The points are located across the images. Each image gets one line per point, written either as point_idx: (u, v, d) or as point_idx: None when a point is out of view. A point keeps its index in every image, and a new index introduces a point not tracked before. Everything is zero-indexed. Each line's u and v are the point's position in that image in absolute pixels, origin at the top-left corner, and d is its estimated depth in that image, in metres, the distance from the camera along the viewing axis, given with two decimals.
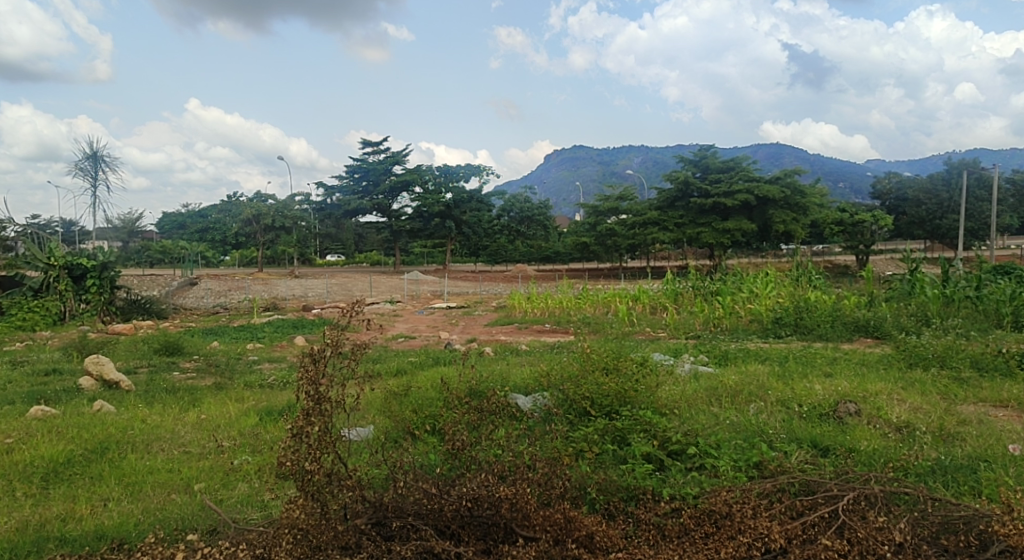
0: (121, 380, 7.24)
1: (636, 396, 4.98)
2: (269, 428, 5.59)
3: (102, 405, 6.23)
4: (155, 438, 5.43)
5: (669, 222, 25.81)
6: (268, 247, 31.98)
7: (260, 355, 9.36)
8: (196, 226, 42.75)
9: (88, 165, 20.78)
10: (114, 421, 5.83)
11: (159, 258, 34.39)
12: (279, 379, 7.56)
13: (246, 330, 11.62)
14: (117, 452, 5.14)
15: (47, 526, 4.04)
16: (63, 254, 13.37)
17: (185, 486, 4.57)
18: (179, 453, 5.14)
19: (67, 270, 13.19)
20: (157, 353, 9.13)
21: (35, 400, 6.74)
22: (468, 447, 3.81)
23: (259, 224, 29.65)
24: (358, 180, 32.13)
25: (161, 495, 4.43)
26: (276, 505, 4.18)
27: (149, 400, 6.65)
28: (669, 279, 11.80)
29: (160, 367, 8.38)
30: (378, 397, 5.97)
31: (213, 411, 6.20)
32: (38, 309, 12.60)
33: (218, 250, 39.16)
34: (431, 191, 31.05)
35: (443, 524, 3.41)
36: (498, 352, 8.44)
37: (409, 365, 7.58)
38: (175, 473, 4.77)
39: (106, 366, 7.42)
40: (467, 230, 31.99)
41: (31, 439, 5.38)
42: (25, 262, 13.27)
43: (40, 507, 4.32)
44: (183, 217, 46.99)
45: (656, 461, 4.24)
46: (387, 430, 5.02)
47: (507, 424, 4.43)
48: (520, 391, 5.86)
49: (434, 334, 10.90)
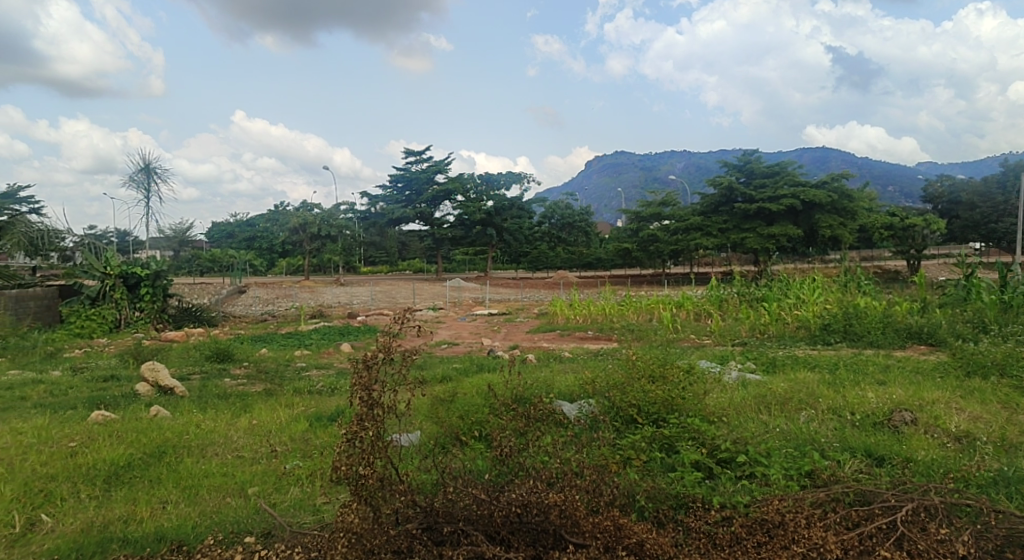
0: (175, 386, 7.46)
1: (683, 404, 4.92)
2: (319, 434, 5.72)
3: (158, 410, 6.46)
4: (210, 442, 5.59)
5: (712, 228, 25.64)
6: (314, 256, 32.62)
7: (308, 361, 9.55)
8: (245, 235, 43.66)
9: (142, 177, 21.41)
10: (171, 427, 6.00)
11: (210, 266, 35.42)
12: (328, 385, 7.70)
13: (293, 337, 11.87)
14: (175, 456, 5.30)
15: (112, 528, 4.18)
16: (119, 263, 13.84)
17: (239, 490, 4.70)
18: (232, 458, 5.28)
19: (122, 279, 13.59)
20: (209, 360, 9.40)
21: (95, 405, 7.00)
22: (515, 454, 3.88)
23: (306, 233, 30.13)
24: (402, 189, 32.69)
25: (217, 499, 4.56)
26: (329, 510, 4.28)
27: (202, 406, 6.84)
28: (715, 286, 11.70)
29: (212, 373, 8.59)
30: (425, 403, 6.03)
31: (264, 417, 6.34)
32: (95, 317, 13.06)
33: (264, 258, 39.94)
34: (472, 199, 31.28)
35: (493, 530, 3.43)
36: (542, 358, 8.46)
37: (454, 372, 7.61)
38: (229, 477, 4.91)
39: (161, 372, 7.67)
40: (509, 237, 32.09)
41: (93, 443, 5.58)
42: (84, 272, 13.75)
43: (102, 508, 4.47)
44: (233, 227, 48.06)
45: (705, 469, 4.21)
46: (433, 436, 5.05)
47: (552, 431, 4.47)
48: (566, 398, 5.86)
49: (477, 341, 10.94)
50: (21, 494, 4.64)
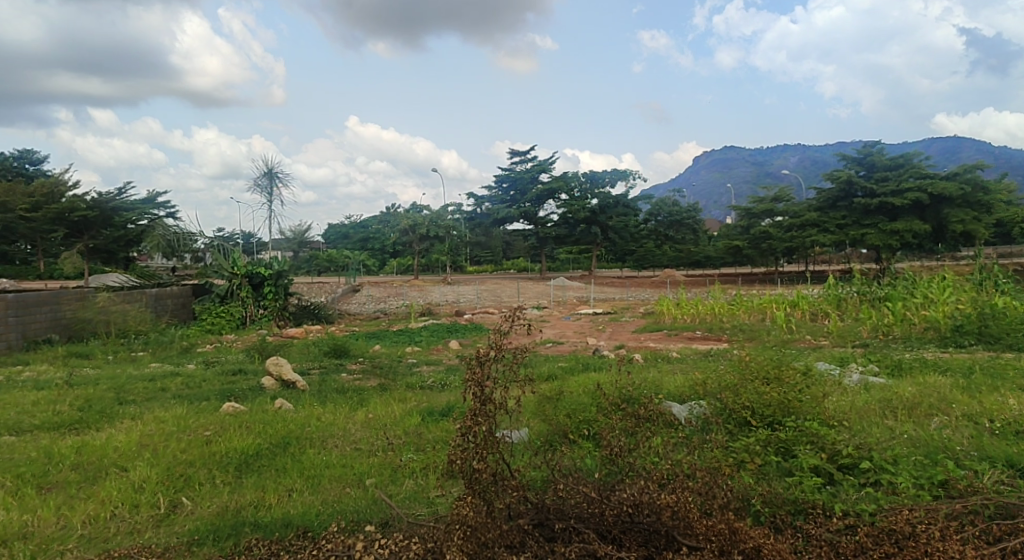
0: (297, 380, 7.89)
1: (800, 406, 4.74)
2: (431, 428, 5.90)
3: (282, 403, 6.85)
4: (329, 435, 5.88)
5: (829, 224, 24.45)
6: (423, 256, 33.55)
7: (419, 358, 9.86)
8: (358, 236, 45.51)
9: (265, 182, 22.72)
10: (294, 418, 6.36)
11: (326, 266, 37.15)
12: (438, 381, 7.92)
13: (403, 334, 12.28)
14: (298, 446, 5.62)
15: (243, 512, 4.48)
16: (245, 264, 14.77)
17: (357, 481, 4.92)
18: (351, 450, 5.54)
19: (248, 279, 14.50)
20: (326, 356, 9.89)
21: (226, 396, 7.52)
22: (626, 453, 3.87)
23: (415, 233, 31.06)
24: (507, 189, 33.13)
25: (338, 488, 4.80)
26: (442, 503, 4.41)
27: (322, 399, 7.21)
28: (832, 284, 11.17)
29: (330, 368, 9.03)
30: (533, 401, 6.09)
31: (379, 411, 6.60)
32: (224, 314, 14.00)
33: (376, 258, 41.45)
34: (576, 198, 31.26)
35: (604, 528, 3.43)
36: (649, 358, 8.35)
37: (561, 371, 7.66)
38: (348, 468, 5.14)
39: (284, 367, 8.14)
40: (614, 236, 31.80)
41: (225, 433, 5.99)
42: (215, 272, 14.77)
43: (235, 494, 4.80)
44: (348, 229, 50.16)
45: (825, 475, 4.03)
46: (542, 433, 5.10)
47: (662, 431, 4.41)
48: (676, 399, 5.76)
49: (583, 340, 10.94)
50: (165, 477, 5.05)
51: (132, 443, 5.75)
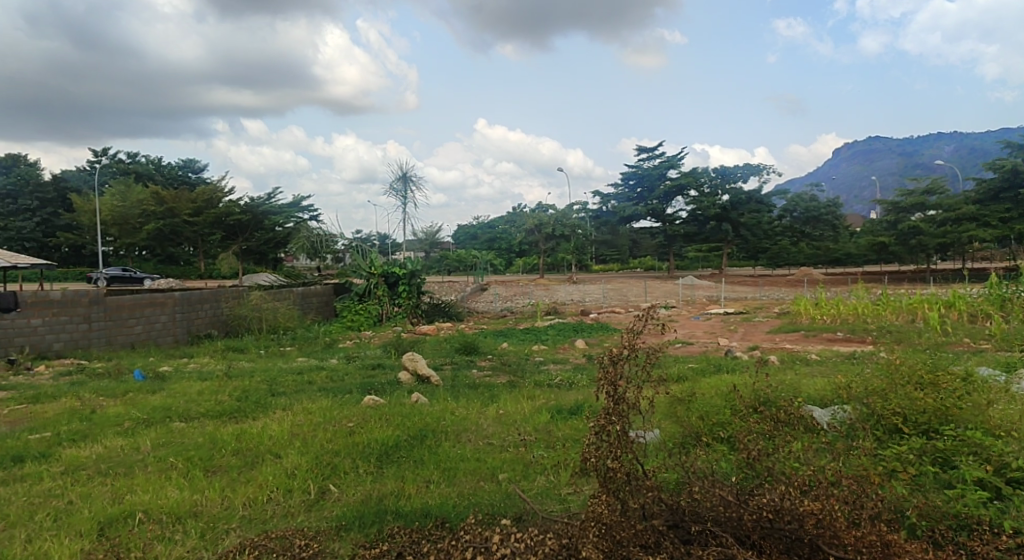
0: (431, 375, 8.20)
1: (959, 414, 4.41)
2: (561, 426, 5.98)
3: (418, 397, 7.15)
4: (463, 429, 6.09)
5: (990, 218, 22.40)
6: (549, 255, 33.81)
7: (546, 356, 9.96)
8: (486, 236, 46.51)
9: (399, 185, 23.70)
10: (430, 412, 6.63)
11: (455, 266, 38.25)
12: (567, 379, 7.99)
13: (531, 332, 12.46)
14: (434, 439, 5.86)
15: (386, 501, 4.72)
16: (381, 264, 15.50)
17: (491, 475, 5.07)
18: (484, 444, 5.70)
19: (384, 278, 15.23)
20: (458, 352, 10.22)
21: (366, 389, 7.95)
22: (765, 457, 3.76)
23: (541, 233, 31.36)
24: (633, 187, 32.79)
25: (472, 482, 4.96)
26: (574, 501, 4.46)
27: (455, 394, 7.46)
28: (994, 283, 10.25)
29: (461, 365, 9.33)
30: (663, 402, 6.02)
31: (510, 407, 6.75)
32: (362, 312, 14.79)
33: (503, 257, 42.25)
34: (706, 194, 30.44)
35: (743, 533, 3.34)
36: (786, 360, 8.02)
37: (692, 372, 7.52)
38: (481, 462, 5.31)
39: (419, 362, 8.48)
40: (746, 233, 30.66)
41: (367, 424, 6.34)
42: (354, 271, 15.60)
43: (377, 483, 5.08)
44: (476, 229, 51.38)
45: (990, 488, 3.73)
46: (674, 434, 5.03)
47: (803, 436, 4.24)
48: (817, 403, 5.51)
49: (713, 340, 10.66)
50: (314, 465, 5.42)
51: (285, 432, 6.21)
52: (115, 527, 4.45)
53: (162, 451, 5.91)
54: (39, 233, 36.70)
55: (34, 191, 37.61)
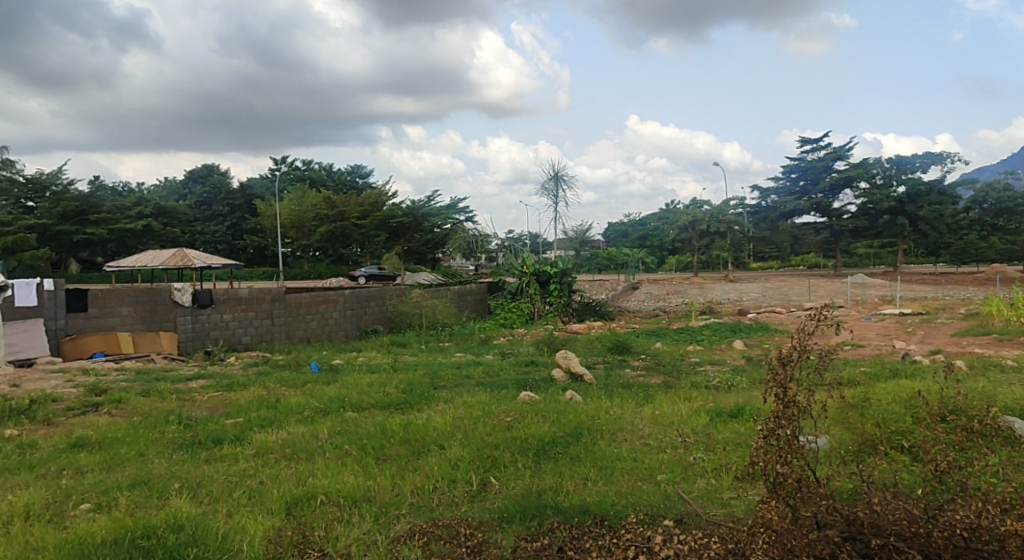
0: (584, 374, 8.23)
1: None
2: (721, 429, 5.81)
3: (572, 395, 7.21)
4: (619, 428, 6.06)
5: None
6: (703, 252, 32.83)
7: (702, 356, 9.69)
8: (638, 234, 45.97)
9: (551, 184, 23.96)
10: (585, 410, 6.67)
11: (606, 264, 38.11)
12: (725, 381, 7.73)
13: (685, 332, 12.18)
14: (590, 438, 5.88)
15: (545, 496, 4.80)
16: (533, 263, 15.75)
17: (649, 476, 5.02)
18: (640, 444, 5.65)
19: (536, 277, 15.47)
20: (610, 351, 10.19)
21: (521, 386, 8.13)
22: (957, 471, 3.44)
23: (695, 230, 30.55)
24: (796, 180, 31.23)
25: (630, 481, 4.94)
26: (738, 506, 4.33)
27: (609, 393, 7.45)
28: None
29: (614, 364, 9.30)
30: (832, 407, 5.68)
31: (666, 408, 6.64)
32: (515, 310, 15.14)
33: (655, 256, 41.57)
34: (878, 186, 28.32)
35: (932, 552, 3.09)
36: (974, 366, 7.28)
37: (864, 376, 7.02)
38: (639, 462, 5.26)
39: (572, 360, 8.54)
40: (924, 227, 28.12)
41: (524, 420, 6.48)
42: (507, 271, 15.97)
43: (536, 478, 5.18)
44: (627, 227, 50.88)
45: None
46: (846, 442, 4.74)
47: (1002, 450, 3.84)
48: (1013, 414, 4.98)
49: (888, 343, 9.89)
50: (476, 457, 5.62)
51: (448, 425, 6.48)
52: (301, 506, 4.85)
53: (338, 438, 6.37)
54: (230, 236, 40.80)
55: (225, 198, 41.89)
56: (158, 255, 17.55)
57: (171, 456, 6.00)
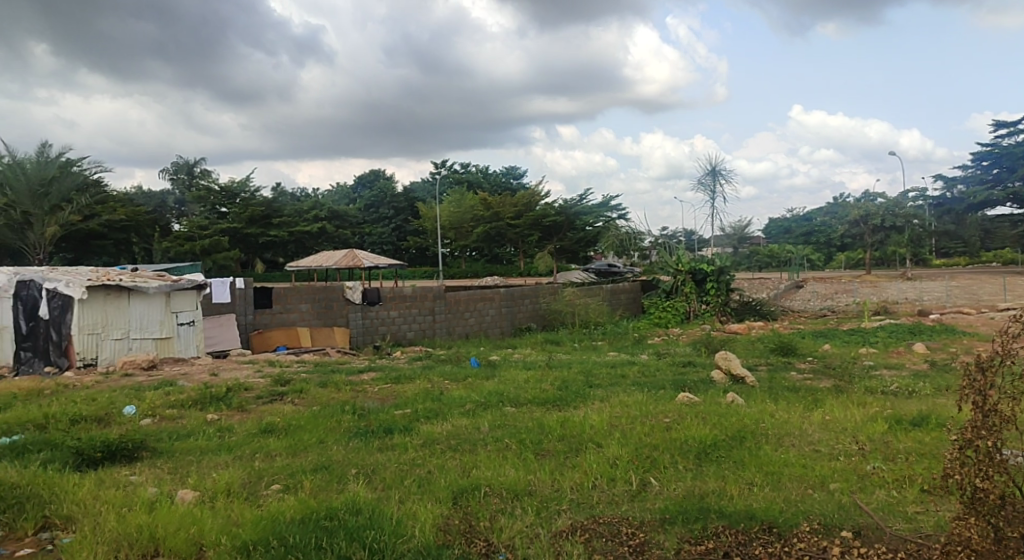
0: (746, 376, 7.91)
1: None
2: (902, 438, 5.40)
3: (734, 398, 6.96)
4: (785, 433, 5.79)
5: None
6: (877, 248, 30.45)
7: (877, 360, 9.01)
8: (803, 230, 43.46)
9: (708, 179, 23.22)
10: (748, 413, 6.42)
11: (767, 262, 36.35)
12: (905, 387, 7.14)
13: (857, 333, 11.38)
14: (754, 442, 5.66)
15: (708, 499, 4.69)
16: (689, 261, 15.36)
17: (820, 484, 4.76)
18: (810, 450, 5.37)
19: (691, 275, 15.09)
20: (773, 353, 9.73)
21: (679, 387, 7.96)
22: None
23: (868, 224, 28.43)
24: (988, 167, 28.17)
25: (800, 488, 4.70)
26: (926, 523, 4.00)
27: (773, 397, 7.12)
28: None
29: (779, 366, 8.87)
30: None
31: (838, 413, 6.26)
32: (669, 309, 14.90)
33: (823, 253, 39.10)
34: None
35: None
36: None
37: None
38: (809, 469, 5.00)
39: (732, 362, 8.24)
40: None
41: (683, 421, 6.35)
42: (661, 269, 15.68)
43: (698, 480, 5.06)
44: (790, 222, 48.23)
45: None
46: None
47: None
48: None
49: None
50: (635, 457, 5.58)
51: (605, 423, 6.49)
52: (466, 496, 5.05)
53: (499, 432, 6.57)
54: (394, 237, 43.16)
55: (390, 202, 44.39)
56: (332, 256, 18.94)
57: (348, 444, 6.46)
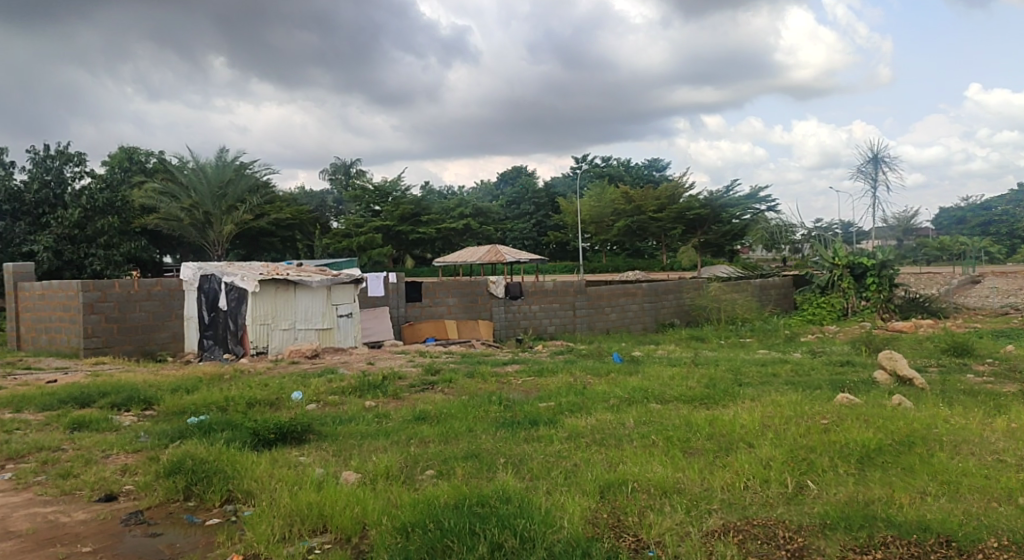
0: (914, 377, 7.33)
1: None
2: None
3: (901, 401, 6.49)
4: (962, 441, 5.34)
5: None
6: None
7: None
8: (981, 220, 39.47)
9: (869, 167, 21.67)
10: (917, 417, 5.97)
11: (937, 255, 33.36)
12: None
13: None
14: (926, 448, 5.26)
15: (874, 506, 4.41)
16: (846, 254, 14.43)
17: (1007, 497, 4.35)
18: (992, 460, 4.92)
19: (849, 269, 14.17)
20: (946, 354, 8.96)
21: (837, 387, 7.52)
22: None
23: None
24: None
25: (982, 501, 4.33)
26: None
27: (947, 401, 6.56)
28: None
29: (952, 367, 8.14)
30: None
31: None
32: (825, 305, 14.07)
33: (1004, 245, 35.32)
34: None
35: None
36: None
37: None
38: (992, 481, 4.59)
39: (898, 362, 7.67)
40: None
41: (843, 423, 6.00)
42: (815, 263, 14.83)
43: (862, 486, 4.78)
44: (966, 211, 43.94)
45: None
46: None
47: None
48: None
49: None
50: (790, 459, 5.35)
51: (756, 423, 6.26)
52: (613, 490, 5.06)
53: (645, 428, 6.52)
54: (535, 232, 43.71)
55: (532, 198, 45.01)
56: (476, 252, 19.51)
57: (496, 433, 6.66)
